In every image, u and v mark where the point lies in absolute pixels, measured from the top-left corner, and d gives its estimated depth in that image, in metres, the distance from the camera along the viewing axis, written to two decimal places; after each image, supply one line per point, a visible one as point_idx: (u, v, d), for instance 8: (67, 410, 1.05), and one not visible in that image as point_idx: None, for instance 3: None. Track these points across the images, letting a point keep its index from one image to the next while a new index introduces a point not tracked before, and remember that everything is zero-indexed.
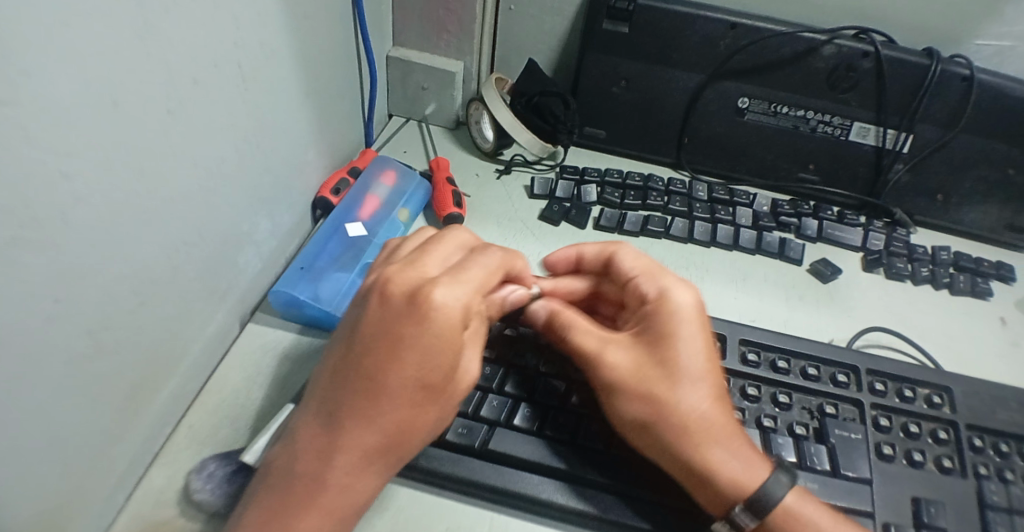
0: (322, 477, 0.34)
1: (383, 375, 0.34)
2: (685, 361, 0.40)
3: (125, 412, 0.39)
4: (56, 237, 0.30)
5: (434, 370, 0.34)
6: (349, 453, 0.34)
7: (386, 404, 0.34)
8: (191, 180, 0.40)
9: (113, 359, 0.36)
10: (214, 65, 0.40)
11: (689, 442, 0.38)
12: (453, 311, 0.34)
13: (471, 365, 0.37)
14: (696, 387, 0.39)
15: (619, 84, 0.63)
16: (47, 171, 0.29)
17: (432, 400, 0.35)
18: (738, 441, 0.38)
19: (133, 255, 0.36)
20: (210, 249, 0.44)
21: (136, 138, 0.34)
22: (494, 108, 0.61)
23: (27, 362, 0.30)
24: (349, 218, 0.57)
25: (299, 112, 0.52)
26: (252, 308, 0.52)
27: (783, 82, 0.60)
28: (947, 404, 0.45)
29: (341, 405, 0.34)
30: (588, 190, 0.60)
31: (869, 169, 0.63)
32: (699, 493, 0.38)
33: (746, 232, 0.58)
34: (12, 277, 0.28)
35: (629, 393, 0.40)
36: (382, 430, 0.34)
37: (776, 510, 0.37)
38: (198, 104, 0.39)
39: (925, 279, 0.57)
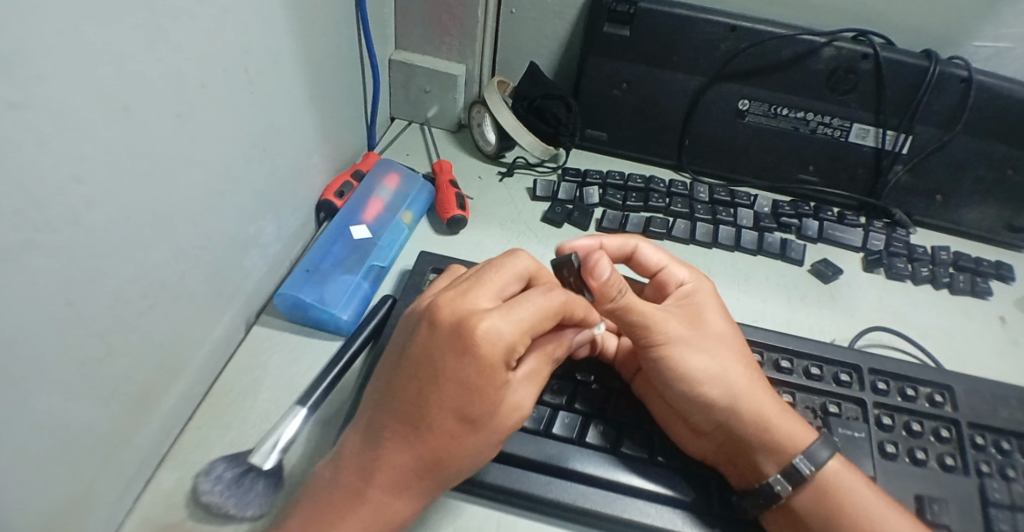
0: (362, 491, 0.35)
1: (426, 407, 0.34)
2: (721, 325, 0.45)
3: (133, 414, 0.39)
4: (68, 239, 0.30)
5: (474, 407, 0.34)
6: (391, 473, 0.35)
7: (424, 434, 0.34)
8: (199, 184, 0.40)
9: (121, 361, 0.36)
10: (223, 70, 0.40)
11: (736, 405, 0.41)
12: (499, 346, 0.33)
13: (520, 401, 0.36)
14: (744, 354, 0.44)
15: (619, 87, 0.63)
16: (58, 174, 0.29)
17: (471, 429, 0.35)
18: (773, 406, 0.42)
19: (141, 257, 0.36)
20: (216, 252, 0.44)
21: (145, 141, 0.34)
22: (496, 111, 0.62)
23: (38, 365, 0.30)
24: (353, 221, 0.57)
25: (303, 115, 0.53)
26: (257, 310, 0.53)
27: (782, 84, 0.61)
28: (948, 402, 0.46)
29: (382, 428, 0.35)
30: (590, 192, 0.60)
31: (868, 170, 0.63)
32: (759, 450, 0.41)
33: (747, 233, 0.58)
34: (23, 278, 0.28)
35: (689, 350, 0.43)
36: (420, 452, 0.34)
37: (822, 472, 0.40)
38: (207, 108, 0.39)
39: (925, 279, 0.58)
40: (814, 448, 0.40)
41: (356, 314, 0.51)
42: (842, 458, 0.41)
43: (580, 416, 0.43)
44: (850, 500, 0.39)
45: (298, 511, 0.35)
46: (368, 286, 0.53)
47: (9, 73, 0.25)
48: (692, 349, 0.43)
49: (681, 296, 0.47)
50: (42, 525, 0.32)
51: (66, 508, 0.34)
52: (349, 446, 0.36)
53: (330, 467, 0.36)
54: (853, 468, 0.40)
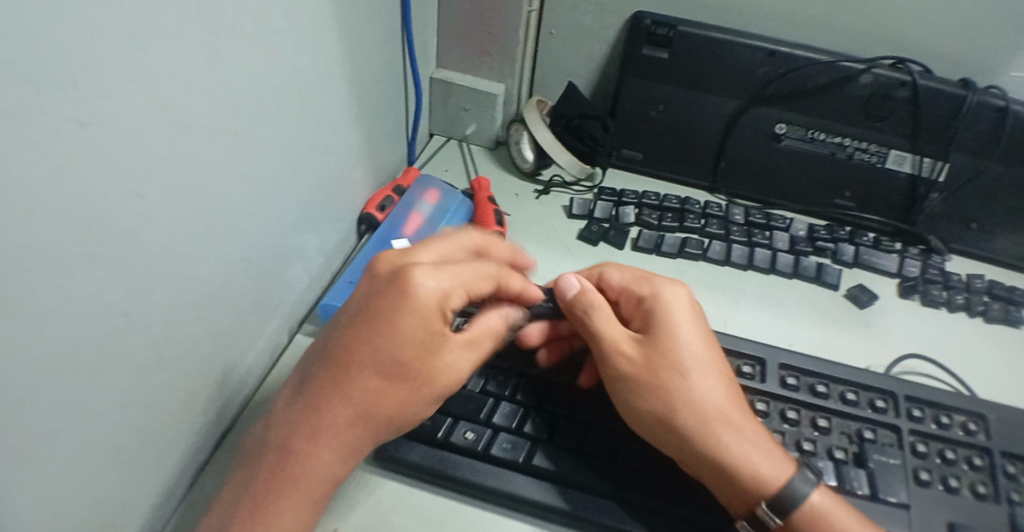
0: (297, 451, 0.36)
1: (331, 340, 0.38)
2: (692, 351, 0.42)
3: (181, 417, 0.41)
4: (128, 256, 0.32)
5: (372, 323, 0.37)
6: (327, 430, 0.36)
7: (336, 365, 0.37)
8: (249, 199, 0.42)
9: (173, 367, 0.38)
10: (273, 89, 0.42)
11: (708, 431, 0.40)
12: (387, 268, 0.40)
13: (414, 328, 0.37)
14: (715, 392, 0.41)
15: (656, 109, 0.65)
16: (122, 191, 0.30)
17: (368, 353, 0.37)
18: (742, 421, 0.40)
19: (192, 271, 0.38)
20: (265, 265, 0.46)
21: (200, 160, 0.36)
22: (533, 129, 0.63)
23: (98, 373, 0.31)
24: (393, 235, 0.58)
25: (349, 133, 0.55)
26: (300, 320, 0.55)
27: (819, 109, 0.62)
28: (982, 432, 0.46)
29: (315, 381, 0.37)
30: (625, 212, 0.62)
31: (903, 197, 0.64)
32: (724, 491, 0.40)
33: (783, 256, 0.59)
34: (85, 291, 0.29)
35: (651, 388, 0.41)
36: (326, 388, 0.37)
37: (801, 511, 0.38)
38: (258, 127, 0.41)
39: (958, 306, 0.58)
40: (792, 487, 0.38)
41: None
42: (826, 490, 0.40)
43: (615, 436, 0.45)
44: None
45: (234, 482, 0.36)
46: None
47: (78, 94, 0.27)
48: (658, 389, 0.41)
49: (647, 317, 0.44)
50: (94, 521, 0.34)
51: (117, 504, 0.36)
52: (285, 408, 0.38)
53: (264, 430, 0.37)
54: (839, 500, 0.39)
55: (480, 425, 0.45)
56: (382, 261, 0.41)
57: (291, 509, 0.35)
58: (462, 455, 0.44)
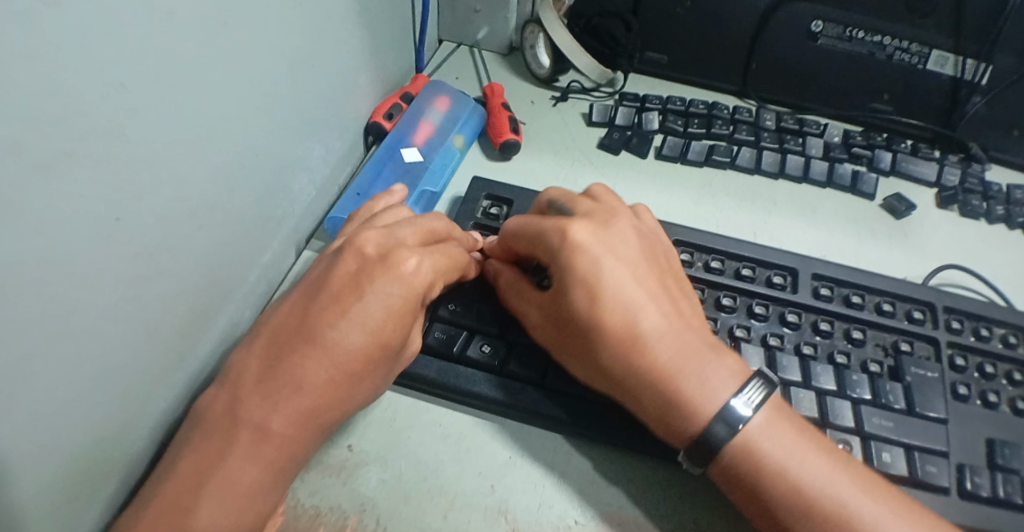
0: (256, 412, 0.33)
1: (310, 303, 0.35)
2: (614, 294, 0.38)
3: (188, 334, 0.38)
4: (116, 151, 0.28)
5: (355, 290, 0.35)
6: (289, 399, 0.33)
7: (308, 323, 0.35)
8: (241, 98, 0.38)
9: (174, 281, 0.35)
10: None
11: (635, 383, 0.37)
12: (377, 239, 0.37)
13: (393, 297, 0.35)
14: (645, 322, 0.38)
15: (683, 5, 0.59)
16: (96, 77, 0.27)
17: (343, 315, 0.34)
18: (684, 371, 0.37)
19: (185, 176, 0.34)
20: (265, 173, 0.43)
21: (184, 50, 0.32)
22: (549, 29, 0.58)
23: (96, 283, 0.29)
24: (403, 144, 0.53)
25: (352, 31, 0.49)
26: (308, 235, 0.51)
27: (858, 3, 0.56)
28: (1022, 345, 0.44)
29: (280, 344, 0.35)
30: (649, 118, 0.57)
31: (943, 102, 0.59)
32: (663, 428, 0.37)
33: (816, 163, 0.55)
34: (62, 191, 0.26)
35: (574, 343, 0.39)
36: (295, 348, 0.34)
37: (736, 439, 0.35)
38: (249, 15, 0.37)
39: (999, 217, 0.55)
40: (728, 409, 0.36)
41: None
42: (773, 409, 0.37)
43: None
44: (767, 457, 0.35)
45: (181, 444, 0.33)
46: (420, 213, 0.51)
47: None
48: (577, 346, 0.39)
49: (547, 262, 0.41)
50: (105, 441, 0.32)
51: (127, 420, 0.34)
52: (243, 369, 0.35)
53: (221, 392, 0.34)
54: (784, 421, 0.36)
55: (497, 340, 0.43)
56: (362, 237, 0.37)
57: (247, 466, 0.32)
58: (480, 371, 0.42)
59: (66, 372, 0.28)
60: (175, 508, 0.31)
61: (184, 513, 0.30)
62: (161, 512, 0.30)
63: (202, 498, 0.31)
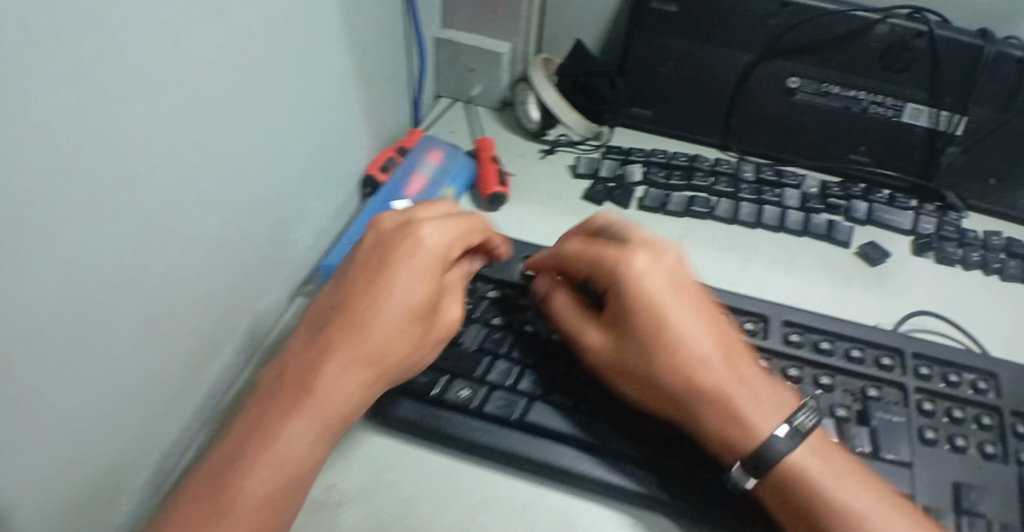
0: (302, 387, 0.37)
1: (348, 289, 0.41)
2: (681, 329, 0.41)
3: (187, 369, 0.41)
4: (131, 209, 0.32)
5: (383, 268, 0.41)
6: (331, 372, 0.38)
7: (350, 301, 0.40)
8: (247, 155, 0.42)
9: (177, 321, 0.39)
10: (269, 47, 0.41)
11: (705, 411, 0.40)
12: (392, 222, 0.44)
13: (418, 278, 0.41)
14: (677, 329, 0.41)
15: (666, 64, 0.63)
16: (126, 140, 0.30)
17: (375, 293, 0.40)
18: (742, 391, 0.40)
19: (193, 225, 0.38)
20: (265, 221, 0.47)
21: (200, 114, 0.36)
22: (539, 89, 0.62)
23: (107, 328, 0.32)
24: (395, 196, 0.57)
25: (350, 91, 0.54)
26: (302, 281, 0.55)
27: (834, 61, 0.59)
28: (992, 390, 0.45)
29: (322, 332, 0.39)
30: (632, 170, 0.61)
31: (921, 152, 0.61)
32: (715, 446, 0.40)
33: (792, 214, 0.58)
34: (89, 241, 0.29)
35: (621, 369, 0.42)
36: (338, 326, 0.39)
37: (782, 466, 0.38)
38: (256, 82, 0.41)
39: (974, 264, 0.57)
40: (774, 437, 0.38)
41: None
42: (816, 444, 0.39)
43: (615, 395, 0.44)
44: (817, 490, 0.37)
45: (236, 424, 0.37)
46: None
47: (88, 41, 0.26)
48: (614, 369, 0.43)
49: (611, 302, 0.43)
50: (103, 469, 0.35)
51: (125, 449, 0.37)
52: (294, 353, 0.39)
53: (273, 374, 0.39)
54: (825, 454, 0.38)
55: (476, 383, 0.45)
56: (389, 226, 0.44)
57: (296, 442, 0.36)
58: (456, 412, 0.44)
59: (71, 408, 0.31)
60: (217, 486, 0.34)
61: (228, 485, 0.34)
62: (210, 483, 0.34)
63: (253, 465, 0.34)
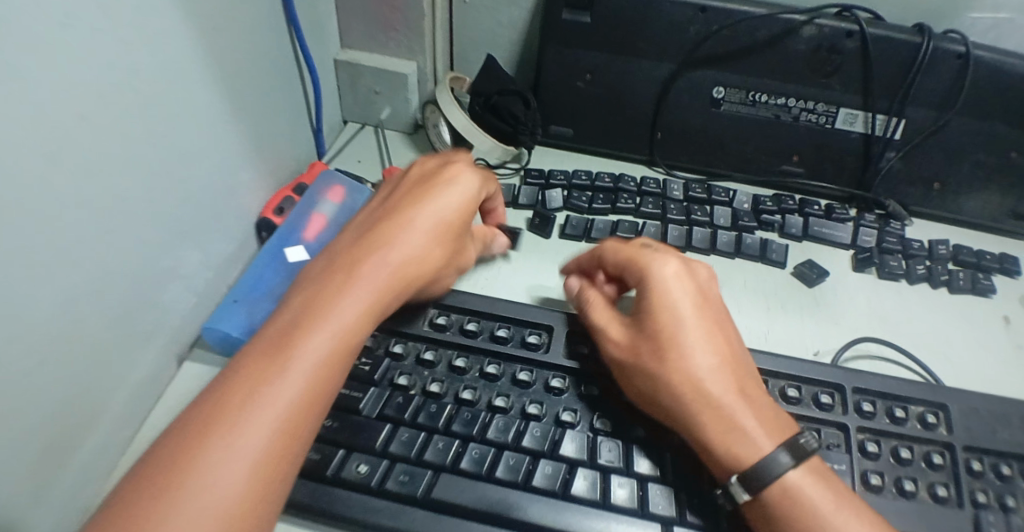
0: (268, 336, 0.35)
1: (262, 337, 0.35)
2: (681, 328, 0.38)
3: (30, 482, 0.34)
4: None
5: (308, 305, 0.36)
6: (272, 367, 0.33)
7: (261, 346, 0.35)
8: (104, 222, 0.36)
9: (9, 431, 0.32)
10: (121, 88, 0.35)
11: (694, 416, 0.36)
12: (321, 262, 0.40)
13: (348, 307, 0.37)
14: (703, 342, 0.37)
15: (583, 79, 0.59)
16: None
17: (298, 331, 0.35)
18: (743, 409, 0.35)
19: (25, 316, 0.31)
20: (132, 290, 0.40)
21: (21, 185, 0.30)
22: (447, 112, 0.57)
23: None
24: (289, 241, 0.50)
25: (233, 129, 0.47)
26: (189, 344, 0.48)
27: (759, 68, 0.55)
28: (942, 423, 0.41)
29: (294, 287, 0.38)
30: (553, 196, 0.57)
31: (858, 159, 0.58)
32: (713, 462, 0.36)
33: (723, 234, 0.54)
34: None
35: (633, 366, 0.38)
36: (247, 370, 0.33)
37: (777, 486, 0.34)
38: (110, 131, 0.35)
39: (920, 277, 0.53)
40: (773, 458, 0.34)
41: None
42: (811, 466, 0.35)
43: (528, 455, 0.38)
44: (812, 516, 0.33)
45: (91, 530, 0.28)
46: None
47: None
48: (637, 364, 0.38)
49: (639, 302, 0.40)
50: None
51: None
52: (285, 308, 0.37)
53: (283, 319, 0.36)
54: (823, 479, 0.34)
55: (375, 456, 0.38)
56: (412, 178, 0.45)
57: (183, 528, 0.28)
58: (355, 491, 0.37)
59: None
60: None
61: None
62: None
63: (218, 431, 0.31)
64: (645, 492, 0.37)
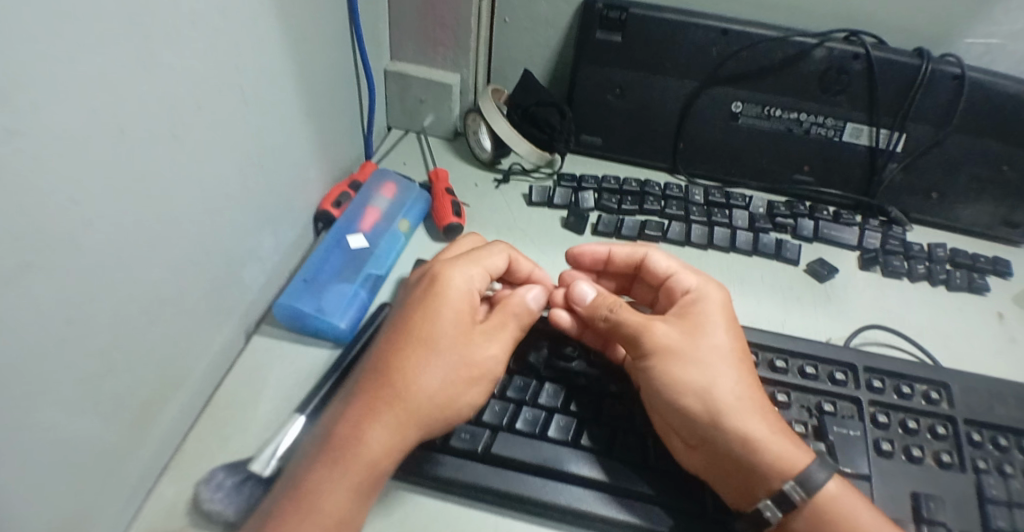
0: (366, 460, 0.37)
1: (357, 404, 0.39)
2: (721, 346, 0.42)
3: (130, 427, 0.39)
4: (70, 260, 0.31)
5: (396, 377, 0.39)
6: (363, 439, 0.37)
7: (364, 415, 0.38)
8: (200, 201, 0.41)
9: (119, 375, 0.36)
10: (217, 87, 0.40)
11: (730, 428, 0.39)
12: (398, 326, 0.42)
13: (427, 378, 0.40)
14: (736, 355, 0.43)
15: (613, 92, 0.64)
16: (58, 194, 0.29)
17: (387, 403, 0.39)
18: (774, 426, 0.40)
19: (138, 273, 0.36)
20: (216, 264, 0.44)
21: (141, 159, 0.34)
22: (490, 119, 0.63)
23: (40, 386, 0.30)
24: (350, 231, 0.57)
25: (302, 127, 0.52)
26: (257, 320, 0.52)
27: (773, 86, 0.61)
28: (944, 400, 0.45)
29: (387, 398, 0.39)
30: (585, 197, 0.62)
31: (863, 169, 0.63)
32: (741, 485, 0.39)
33: (741, 234, 0.59)
34: (20, 297, 0.28)
35: (686, 360, 0.42)
36: (348, 440, 0.38)
37: (818, 497, 0.37)
38: (208, 121, 0.40)
39: (921, 276, 0.58)
40: (810, 474, 0.37)
41: (355, 323, 0.51)
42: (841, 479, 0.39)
43: (575, 419, 0.43)
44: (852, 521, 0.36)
45: None
46: (366, 294, 0.53)
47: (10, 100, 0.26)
48: (689, 360, 0.42)
49: (685, 307, 0.45)
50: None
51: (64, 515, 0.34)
52: (381, 424, 0.38)
53: (384, 438, 0.38)
54: (855, 491, 0.38)
55: None
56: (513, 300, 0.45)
57: None
58: (421, 446, 0.42)
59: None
60: None
61: None
62: None
63: (317, 497, 0.36)
64: None
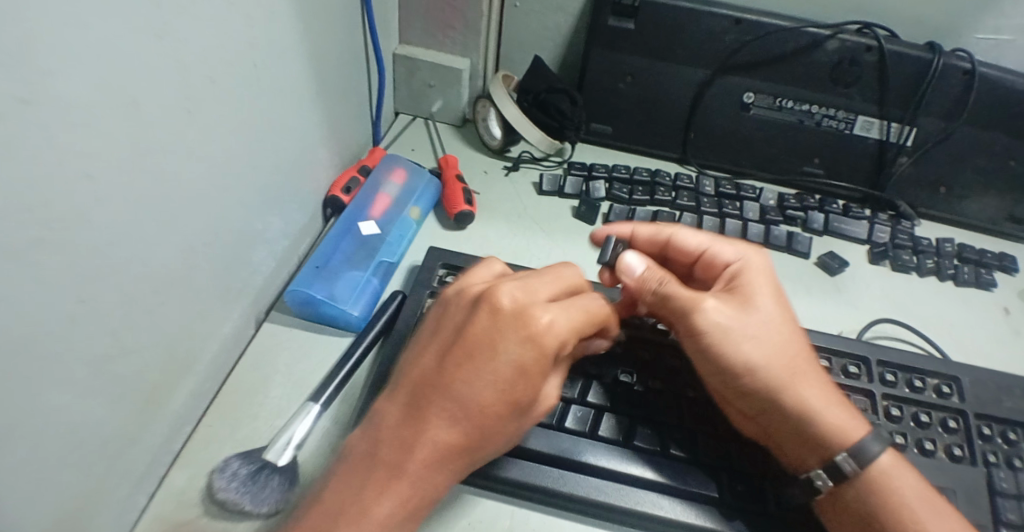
0: (417, 491, 0.34)
1: (428, 443, 0.33)
2: (770, 313, 0.42)
3: (140, 413, 0.38)
4: (82, 238, 0.30)
5: (480, 430, 0.34)
6: (417, 479, 0.33)
7: (428, 462, 0.33)
8: (210, 184, 0.40)
9: (130, 359, 0.36)
10: (227, 65, 0.39)
11: (790, 395, 0.40)
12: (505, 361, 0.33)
13: (507, 435, 0.36)
14: (781, 325, 0.42)
15: (624, 81, 0.63)
16: (71, 172, 0.28)
17: (461, 456, 0.34)
18: (828, 398, 0.41)
19: (150, 257, 0.35)
20: (226, 248, 0.43)
21: (152, 137, 0.33)
22: (501, 105, 0.62)
23: (50, 368, 0.29)
24: (360, 218, 0.56)
25: (311, 109, 0.51)
26: (267, 307, 0.52)
27: (785, 77, 0.61)
28: (955, 393, 0.46)
29: (456, 446, 0.34)
30: (596, 187, 0.61)
31: (872, 163, 0.63)
32: (803, 443, 0.40)
33: (753, 226, 0.59)
34: (33, 276, 0.27)
35: (733, 339, 0.41)
36: (407, 482, 0.33)
37: (873, 468, 0.39)
38: (219, 103, 0.39)
39: (929, 271, 0.59)
40: (866, 443, 0.39)
41: (367, 310, 0.51)
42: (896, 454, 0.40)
43: (592, 409, 0.43)
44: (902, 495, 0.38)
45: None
46: (378, 282, 0.53)
47: (22, 70, 0.25)
48: (743, 336, 0.41)
49: (729, 281, 0.44)
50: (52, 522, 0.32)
51: (74, 501, 0.34)
52: (438, 468, 0.34)
53: (437, 477, 0.34)
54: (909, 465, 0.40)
55: None
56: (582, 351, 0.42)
57: None
58: None
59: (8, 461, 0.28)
60: None
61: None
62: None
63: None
64: (694, 442, 0.42)
